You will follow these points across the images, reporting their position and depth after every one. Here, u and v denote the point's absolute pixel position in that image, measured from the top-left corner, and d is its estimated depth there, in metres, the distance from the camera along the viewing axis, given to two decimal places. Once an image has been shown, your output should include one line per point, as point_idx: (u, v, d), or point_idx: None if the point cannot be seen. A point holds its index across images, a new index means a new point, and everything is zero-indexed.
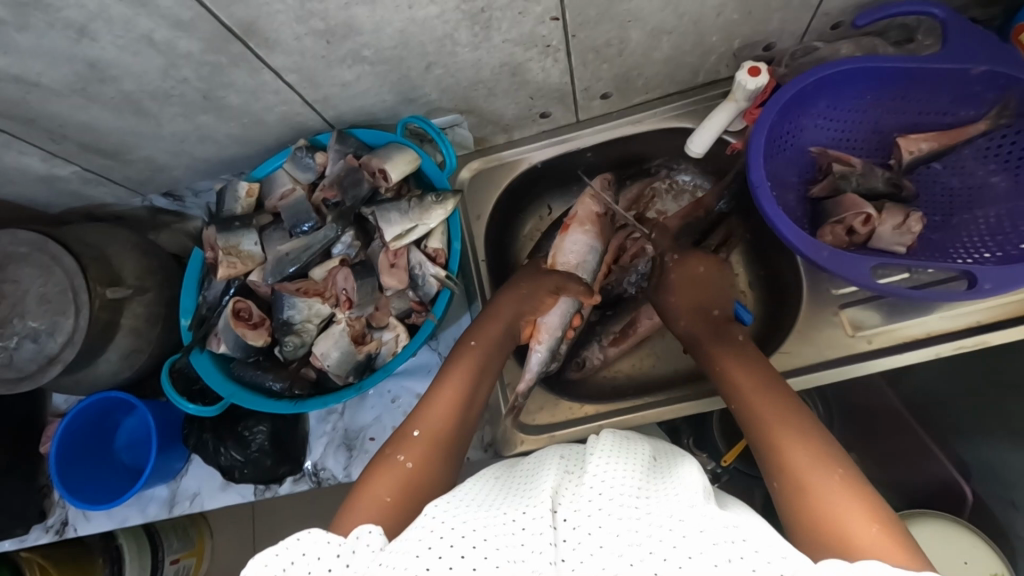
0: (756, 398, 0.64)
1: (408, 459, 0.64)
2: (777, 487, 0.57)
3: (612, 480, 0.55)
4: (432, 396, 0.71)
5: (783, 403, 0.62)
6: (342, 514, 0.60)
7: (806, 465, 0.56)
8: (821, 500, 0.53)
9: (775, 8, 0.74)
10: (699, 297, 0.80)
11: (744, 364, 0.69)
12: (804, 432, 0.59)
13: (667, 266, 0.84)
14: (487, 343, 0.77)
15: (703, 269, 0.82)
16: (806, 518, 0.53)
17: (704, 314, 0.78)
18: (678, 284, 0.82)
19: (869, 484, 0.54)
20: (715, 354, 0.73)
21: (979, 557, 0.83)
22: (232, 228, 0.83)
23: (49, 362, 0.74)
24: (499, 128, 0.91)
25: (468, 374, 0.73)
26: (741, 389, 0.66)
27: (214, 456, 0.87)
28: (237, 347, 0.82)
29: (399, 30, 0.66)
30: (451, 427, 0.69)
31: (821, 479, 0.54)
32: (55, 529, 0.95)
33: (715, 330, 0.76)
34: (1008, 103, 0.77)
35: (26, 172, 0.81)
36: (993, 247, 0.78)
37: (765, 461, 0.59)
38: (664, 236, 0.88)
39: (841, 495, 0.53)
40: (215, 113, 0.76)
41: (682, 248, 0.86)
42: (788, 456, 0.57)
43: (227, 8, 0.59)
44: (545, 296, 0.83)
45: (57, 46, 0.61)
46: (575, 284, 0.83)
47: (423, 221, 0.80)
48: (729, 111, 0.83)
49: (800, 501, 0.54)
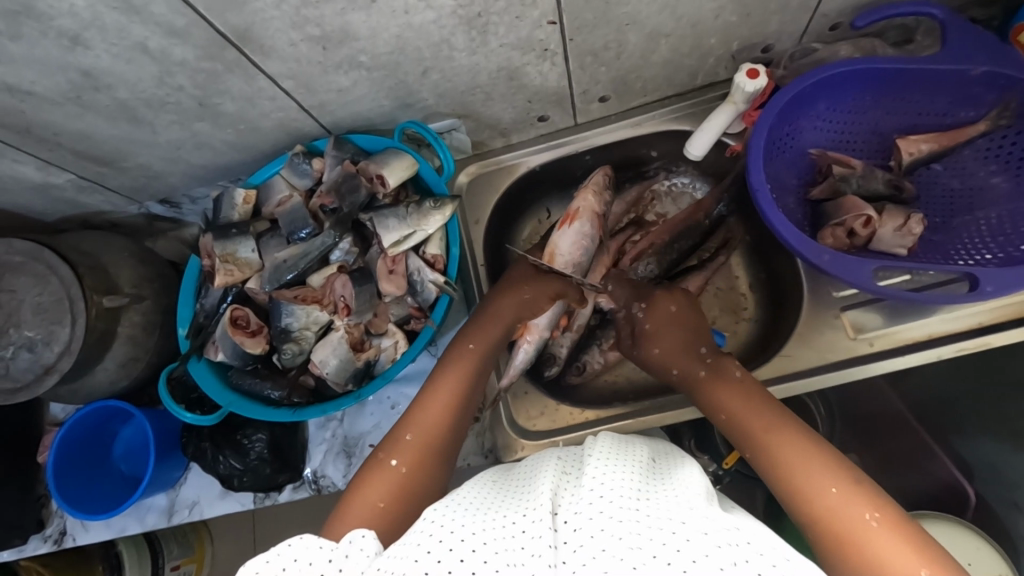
0: (774, 442, 0.62)
1: (400, 464, 0.64)
2: (811, 531, 0.56)
3: (612, 483, 0.54)
4: (423, 403, 0.70)
5: (801, 443, 0.61)
6: (334, 519, 0.60)
7: (838, 505, 0.55)
8: (860, 543, 0.52)
9: (774, 10, 0.73)
10: (683, 337, 0.78)
11: (751, 408, 0.66)
12: (830, 467, 0.58)
13: (639, 319, 0.84)
14: (485, 347, 0.77)
15: (675, 307, 0.82)
16: (850, 563, 0.52)
17: (695, 354, 0.76)
18: (660, 331, 0.81)
19: (899, 512, 0.54)
20: (719, 398, 0.69)
21: (982, 559, 0.83)
22: (228, 235, 0.82)
23: (45, 372, 0.73)
24: (497, 132, 0.90)
25: (462, 381, 0.72)
26: (756, 438, 0.63)
27: (213, 464, 0.86)
28: (235, 355, 0.82)
29: (395, 36, 0.65)
30: (441, 438, 0.67)
31: (855, 516, 0.54)
32: (53, 538, 0.94)
33: (710, 368, 0.73)
34: (1008, 103, 0.77)
35: (21, 180, 0.81)
36: (995, 248, 0.78)
37: (792, 504, 0.58)
38: (621, 288, 0.88)
39: (881, 534, 0.52)
40: (210, 120, 0.75)
41: (644, 295, 0.86)
42: (819, 500, 0.56)
43: (222, 15, 0.58)
44: (545, 302, 0.81)
45: (50, 55, 0.60)
46: (572, 291, 0.83)
47: (422, 227, 0.80)
48: (729, 113, 0.82)
49: (837, 544, 0.54)
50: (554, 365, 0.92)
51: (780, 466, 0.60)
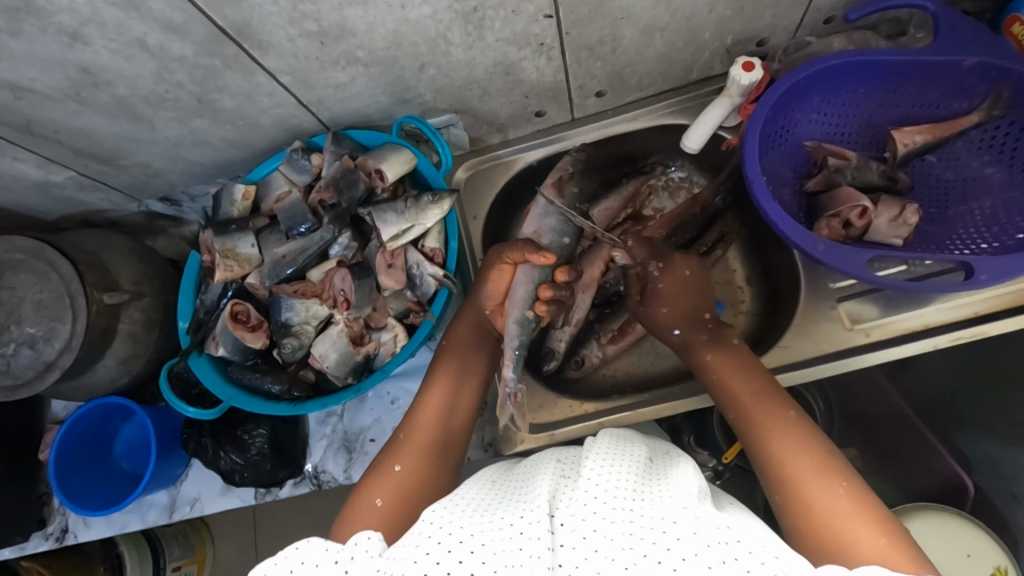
0: (757, 411, 0.65)
1: (397, 464, 0.65)
2: (779, 504, 0.58)
3: (607, 484, 0.54)
4: (423, 399, 0.73)
5: (782, 413, 0.63)
6: (338, 524, 0.60)
7: (807, 478, 0.57)
8: (823, 513, 0.54)
9: (767, 4, 0.74)
10: (690, 303, 0.80)
11: (743, 376, 0.69)
12: (806, 443, 0.60)
13: (653, 276, 0.82)
14: (459, 341, 0.80)
15: (689, 272, 0.82)
16: (812, 537, 0.54)
17: (698, 319, 0.79)
18: (670, 291, 0.81)
19: (872, 496, 0.55)
20: (713, 363, 0.73)
21: (980, 548, 0.83)
22: (228, 231, 0.83)
23: (46, 369, 0.74)
24: (494, 128, 0.91)
25: (456, 372, 0.76)
26: (743, 405, 0.66)
27: (214, 460, 0.86)
28: (235, 350, 0.82)
29: (392, 31, 0.66)
30: (436, 432, 0.70)
31: (828, 492, 0.55)
32: (55, 536, 0.94)
33: (711, 335, 0.76)
34: (1000, 94, 0.77)
35: (21, 178, 0.81)
36: (989, 238, 0.79)
37: (768, 478, 0.60)
38: (639, 246, 0.85)
39: (846, 507, 0.54)
40: (209, 117, 0.76)
41: (662, 254, 0.83)
42: (789, 471, 0.58)
43: (220, 10, 0.59)
44: (497, 269, 0.81)
45: (51, 52, 0.61)
46: (515, 249, 0.80)
47: (419, 221, 0.80)
48: (724, 106, 0.83)
49: (801, 518, 0.55)
50: (552, 359, 0.93)
51: (760, 435, 0.62)
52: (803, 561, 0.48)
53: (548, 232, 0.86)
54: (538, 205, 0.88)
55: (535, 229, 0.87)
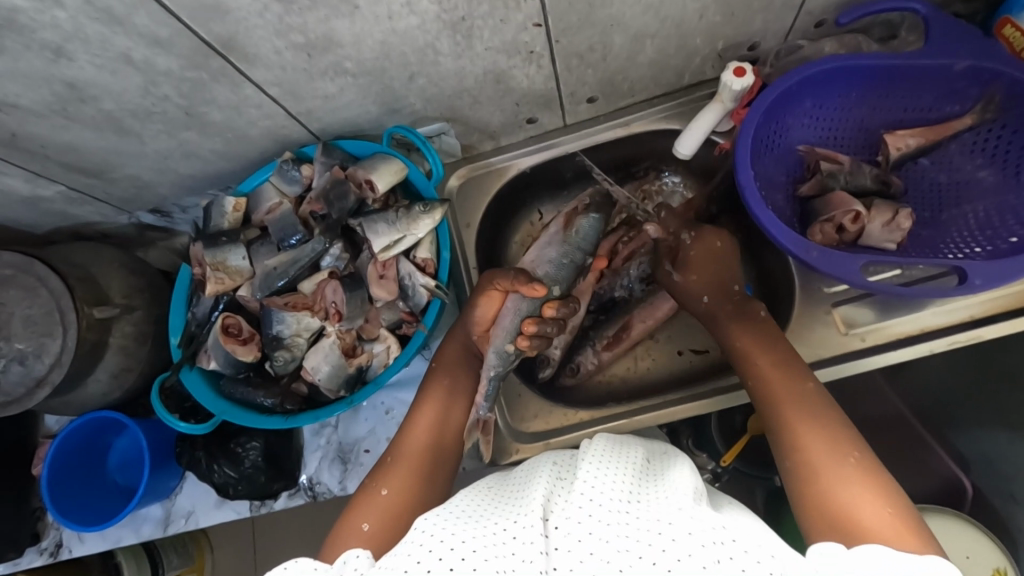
0: (777, 377, 0.67)
1: (384, 488, 0.64)
2: (791, 479, 0.58)
3: (602, 486, 0.53)
4: (410, 421, 0.73)
5: (801, 384, 0.65)
6: (326, 547, 0.59)
7: (821, 453, 0.57)
8: (832, 485, 0.55)
9: (757, 8, 0.74)
10: (721, 275, 0.81)
11: (762, 341, 0.72)
12: (826, 416, 0.61)
13: (685, 243, 0.84)
14: (447, 362, 0.80)
15: (721, 244, 0.83)
16: (818, 510, 0.54)
17: (726, 291, 0.80)
18: (698, 260, 0.82)
19: (882, 469, 0.56)
20: (733, 330, 0.75)
21: (981, 553, 0.81)
22: (218, 243, 0.83)
23: (36, 385, 0.73)
24: (486, 135, 0.90)
25: (443, 397, 0.76)
26: (761, 372, 0.68)
27: (208, 474, 0.86)
28: (227, 364, 0.82)
29: (380, 42, 0.65)
30: (422, 454, 0.69)
31: (837, 465, 0.56)
32: (49, 552, 0.94)
33: (736, 307, 0.78)
34: (992, 97, 0.77)
35: (9, 193, 0.81)
36: (983, 242, 0.78)
37: (782, 452, 0.61)
38: (671, 217, 0.88)
39: (852, 476, 0.55)
40: (197, 129, 0.75)
41: (694, 225, 0.86)
42: (805, 445, 0.59)
43: (205, 24, 0.58)
44: (488, 293, 0.80)
45: (34, 67, 0.60)
46: (505, 276, 0.79)
47: (411, 231, 0.80)
48: (716, 111, 0.82)
49: (809, 487, 0.56)
50: (547, 367, 0.93)
51: (777, 405, 0.64)
52: (798, 562, 0.46)
53: (546, 262, 0.84)
54: (543, 236, 0.87)
55: (534, 258, 0.85)
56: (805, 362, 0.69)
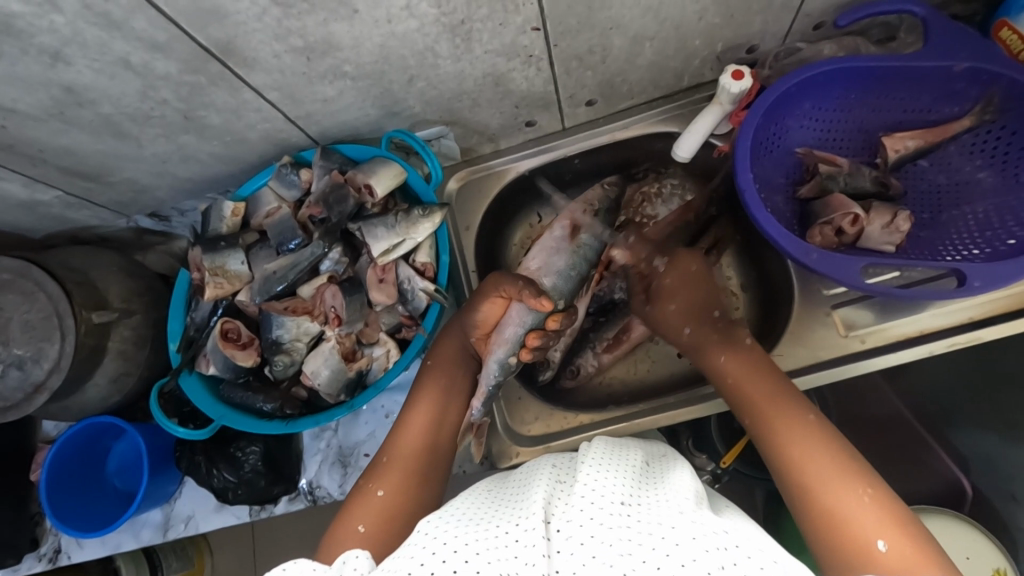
0: (777, 412, 0.65)
1: (380, 489, 0.64)
2: (803, 516, 0.57)
3: (603, 488, 0.53)
4: (403, 423, 0.73)
5: (802, 418, 0.63)
6: (322, 549, 0.59)
7: (832, 485, 0.57)
8: (848, 521, 0.54)
9: (756, 11, 0.74)
10: (698, 299, 0.80)
11: (750, 374, 0.70)
12: (829, 449, 0.60)
13: (658, 271, 0.83)
14: (444, 362, 0.79)
15: (695, 267, 0.82)
16: (837, 545, 0.54)
17: (707, 318, 0.78)
18: (675, 287, 0.81)
19: (893, 498, 0.55)
20: (723, 363, 0.72)
21: (981, 553, 0.81)
22: (217, 248, 0.83)
23: (35, 391, 0.72)
24: (484, 138, 0.90)
25: (435, 401, 0.75)
26: (759, 410, 0.66)
27: (207, 478, 0.86)
28: (226, 368, 0.82)
29: (379, 45, 0.65)
30: (417, 455, 0.69)
31: (851, 499, 0.55)
32: (48, 557, 0.94)
33: (721, 333, 0.76)
34: (991, 99, 0.77)
35: (7, 198, 0.80)
36: (982, 243, 0.78)
37: (788, 482, 0.60)
38: (640, 244, 0.87)
39: (868, 511, 0.54)
40: (196, 133, 0.75)
41: (666, 251, 0.85)
42: (816, 478, 0.58)
43: (204, 29, 0.58)
44: (490, 301, 0.77)
45: (32, 72, 0.60)
46: (509, 284, 0.75)
47: (411, 235, 0.80)
48: (716, 113, 0.82)
49: (822, 525, 0.55)
50: (547, 369, 0.93)
51: (782, 438, 0.62)
52: (800, 566, 0.47)
53: (554, 272, 0.85)
54: (549, 238, 0.87)
55: (540, 266, 0.85)
56: (796, 389, 0.68)
